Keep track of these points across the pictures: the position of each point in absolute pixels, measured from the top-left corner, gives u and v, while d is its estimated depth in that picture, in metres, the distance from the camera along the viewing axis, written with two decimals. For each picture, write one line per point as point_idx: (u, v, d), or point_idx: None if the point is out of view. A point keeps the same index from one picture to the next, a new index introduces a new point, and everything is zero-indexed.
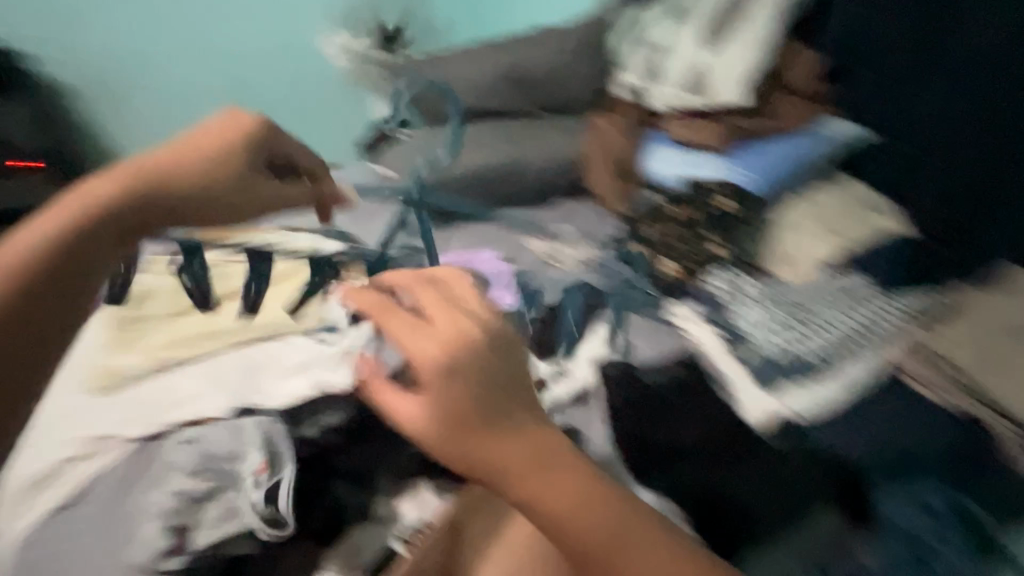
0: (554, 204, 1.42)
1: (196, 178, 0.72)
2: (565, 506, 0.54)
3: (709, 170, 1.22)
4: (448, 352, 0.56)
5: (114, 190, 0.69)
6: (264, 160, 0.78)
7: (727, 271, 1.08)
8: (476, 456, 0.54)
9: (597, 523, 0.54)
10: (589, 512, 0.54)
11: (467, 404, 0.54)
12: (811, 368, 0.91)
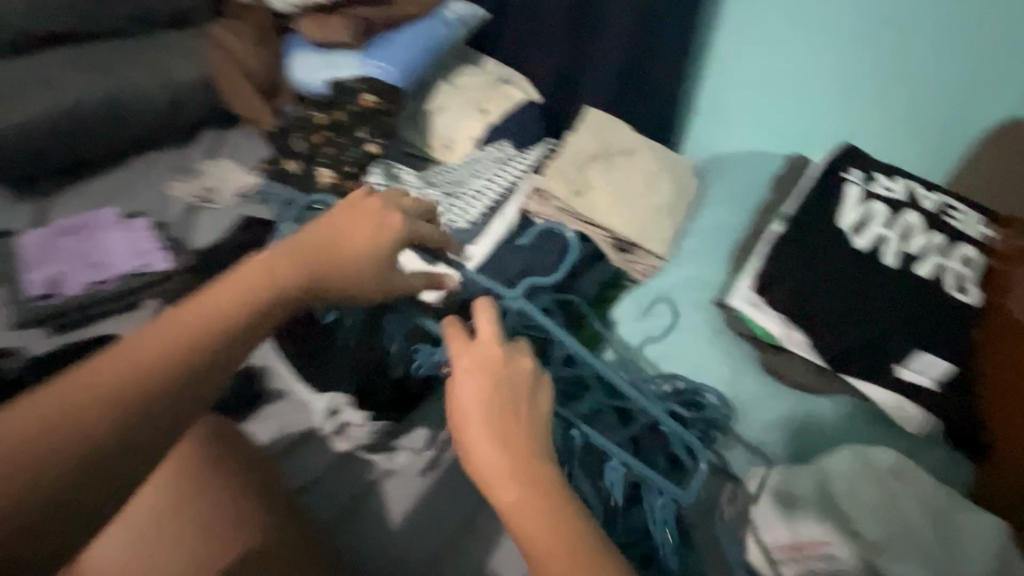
0: (201, 140, 1.25)
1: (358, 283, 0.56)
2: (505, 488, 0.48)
3: (347, 69, 1.18)
4: (499, 373, 0.54)
5: (131, 380, 0.39)
6: (380, 242, 0.58)
7: (382, 165, 1.09)
8: (473, 417, 0.51)
9: (514, 506, 0.47)
10: (512, 491, 0.47)
11: (473, 419, 0.51)
12: (465, 229, 0.95)
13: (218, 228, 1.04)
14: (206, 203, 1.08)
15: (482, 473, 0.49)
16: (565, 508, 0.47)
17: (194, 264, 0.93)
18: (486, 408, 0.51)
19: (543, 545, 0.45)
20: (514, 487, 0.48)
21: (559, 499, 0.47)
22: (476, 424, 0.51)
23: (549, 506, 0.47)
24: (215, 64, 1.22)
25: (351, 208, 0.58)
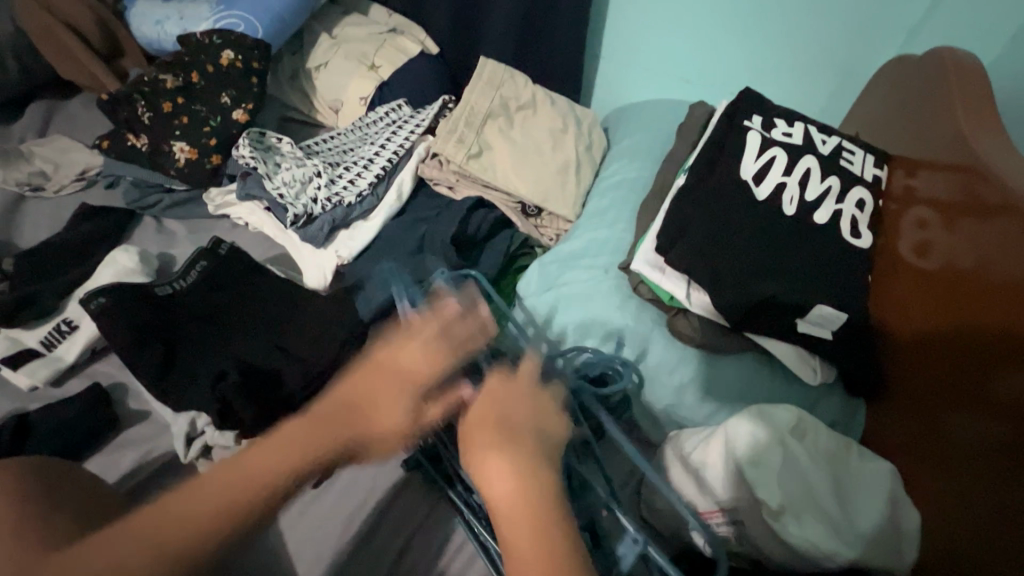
0: (29, 112, 1.05)
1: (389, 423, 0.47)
2: (502, 490, 0.42)
3: (201, 22, 0.99)
4: (518, 394, 0.48)
5: (188, 533, 0.40)
6: (417, 409, 0.48)
7: (250, 134, 0.91)
8: (479, 422, 0.47)
9: (512, 511, 0.42)
10: (507, 492, 0.42)
11: (484, 425, 0.46)
12: (355, 207, 0.85)
13: (55, 222, 0.88)
14: (35, 190, 0.91)
15: (484, 476, 0.44)
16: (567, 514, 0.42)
17: (18, 270, 0.77)
18: (503, 417, 0.47)
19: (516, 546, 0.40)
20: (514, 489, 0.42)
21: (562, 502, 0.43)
22: (483, 436, 0.45)
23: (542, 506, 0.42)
24: (24, 11, 1.00)
25: (394, 357, 0.50)
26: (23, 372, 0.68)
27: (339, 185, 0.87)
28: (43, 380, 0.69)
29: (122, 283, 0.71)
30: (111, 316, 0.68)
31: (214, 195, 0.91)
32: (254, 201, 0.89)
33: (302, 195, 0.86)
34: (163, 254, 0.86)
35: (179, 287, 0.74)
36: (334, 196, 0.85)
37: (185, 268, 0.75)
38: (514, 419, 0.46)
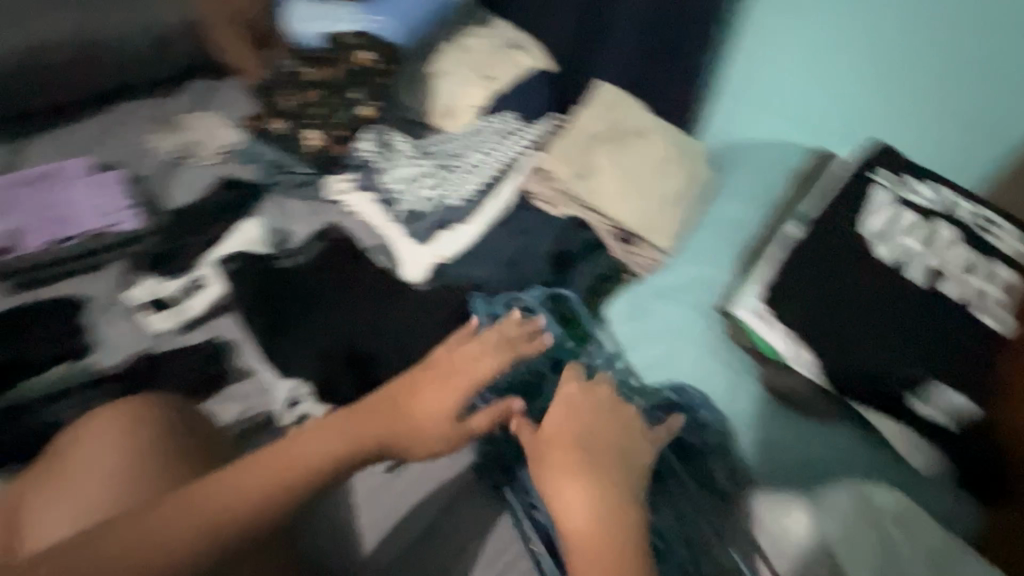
0: (186, 88, 1.17)
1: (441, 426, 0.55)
2: (571, 487, 0.51)
3: (345, 18, 1.09)
4: (601, 419, 0.57)
5: (251, 498, 0.45)
6: (466, 417, 0.56)
7: (377, 132, 1.02)
8: (548, 439, 0.55)
9: (579, 495, 0.50)
10: (573, 488, 0.50)
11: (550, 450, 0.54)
12: (457, 209, 0.91)
13: (196, 189, 0.95)
14: (185, 158, 1.00)
15: (551, 478, 0.52)
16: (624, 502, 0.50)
17: (168, 226, 0.87)
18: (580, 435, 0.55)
19: (581, 525, 0.48)
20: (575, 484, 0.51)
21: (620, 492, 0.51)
22: (565, 454, 0.53)
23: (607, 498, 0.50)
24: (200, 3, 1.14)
25: (461, 367, 0.58)
26: (159, 316, 0.77)
27: (445, 186, 0.93)
28: (173, 326, 0.77)
29: (251, 253, 0.79)
30: (242, 279, 0.77)
31: (332, 181, 0.96)
32: (366, 191, 0.94)
33: (411, 192, 0.92)
34: (283, 228, 0.91)
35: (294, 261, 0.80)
36: (440, 196, 0.92)
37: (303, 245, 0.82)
38: (597, 438, 0.55)
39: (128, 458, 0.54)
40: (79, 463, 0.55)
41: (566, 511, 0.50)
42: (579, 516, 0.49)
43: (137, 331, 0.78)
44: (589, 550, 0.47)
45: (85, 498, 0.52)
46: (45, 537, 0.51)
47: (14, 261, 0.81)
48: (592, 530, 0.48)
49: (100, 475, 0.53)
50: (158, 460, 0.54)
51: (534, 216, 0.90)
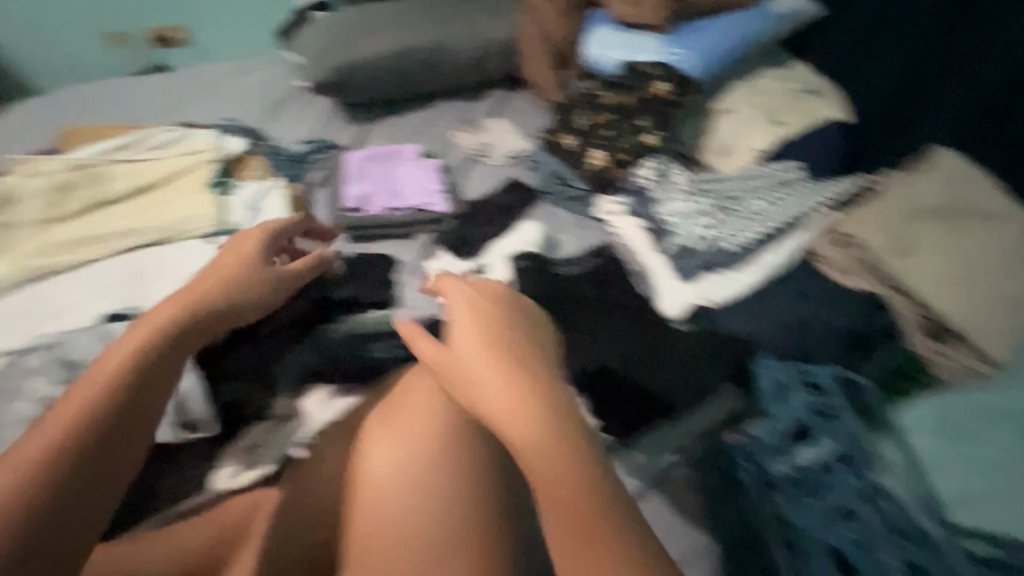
0: (488, 97, 1.32)
1: (500, 405, 0.51)
2: (546, 467, 0.47)
3: (645, 52, 1.15)
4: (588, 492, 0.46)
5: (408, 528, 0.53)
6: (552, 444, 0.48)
7: (658, 160, 1.01)
8: (493, 396, 0.52)
9: (560, 478, 0.46)
10: (551, 463, 0.47)
11: (489, 401, 0.52)
12: (731, 254, 0.85)
13: (491, 184, 1.09)
14: (482, 158, 1.14)
15: (522, 452, 0.48)
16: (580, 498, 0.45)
17: (465, 213, 0.96)
18: (546, 466, 0.47)
19: (565, 516, 0.45)
20: (553, 453, 0.47)
21: (574, 449, 0.48)
22: (573, 515, 0.45)
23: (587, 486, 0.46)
24: (525, 26, 1.28)
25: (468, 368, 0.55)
26: (449, 289, 0.84)
27: (722, 229, 0.89)
28: (454, 301, 0.83)
29: (536, 254, 0.84)
30: (528, 278, 0.80)
31: (603, 203, 1.00)
32: (636, 219, 0.94)
33: (687, 226, 0.90)
34: (552, 236, 0.97)
35: (571, 270, 0.82)
36: (714, 237, 0.87)
37: (580, 258, 0.84)
38: (560, 486, 0.46)
39: (137, 358, 0.53)
40: (155, 370, 0.53)
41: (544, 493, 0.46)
42: (559, 514, 0.45)
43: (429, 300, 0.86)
44: (576, 549, 0.44)
45: (159, 382, 0.53)
46: (79, 402, 0.49)
47: (343, 217, 0.93)
48: (565, 497, 0.45)
49: (153, 335, 0.55)
50: (176, 354, 0.56)
51: (818, 281, 0.82)
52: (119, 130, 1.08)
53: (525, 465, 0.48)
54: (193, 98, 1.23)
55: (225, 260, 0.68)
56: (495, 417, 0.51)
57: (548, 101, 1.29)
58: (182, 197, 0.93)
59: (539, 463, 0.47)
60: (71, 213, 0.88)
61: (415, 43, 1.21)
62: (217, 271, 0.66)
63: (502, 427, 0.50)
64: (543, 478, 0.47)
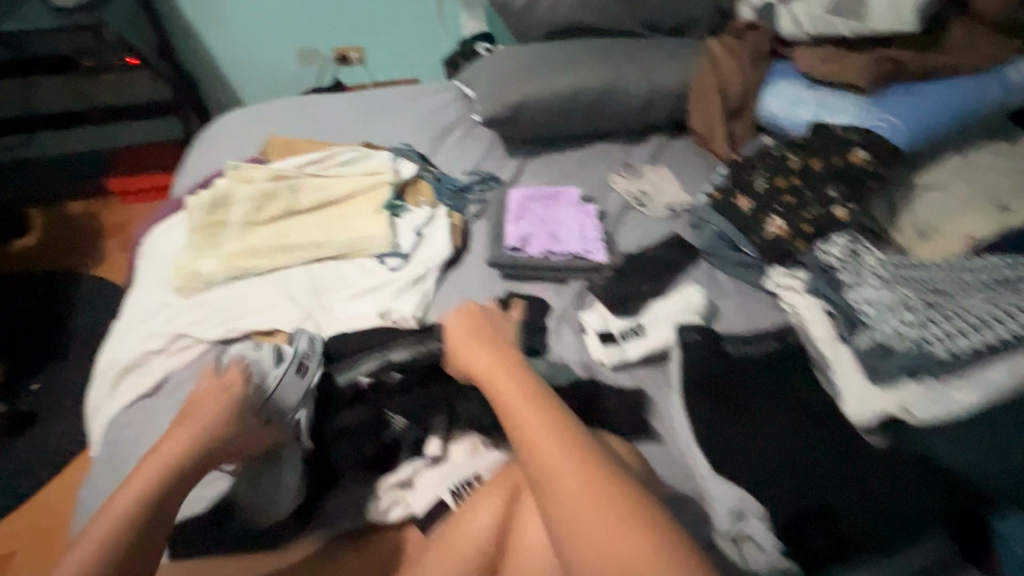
0: (648, 142, 1.28)
1: (544, 462, 0.53)
2: (577, 488, 0.51)
3: (841, 115, 1.05)
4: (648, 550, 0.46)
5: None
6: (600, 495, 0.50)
7: (845, 236, 0.91)
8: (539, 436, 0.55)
9: (623, 551, 0.47)
10: (587, 496, 0.50)
11: (539, 438, 0.55)
12: (941, 362, 0.72)
13: (646, 237, 1.04)
14: (639, 206, 1.10)
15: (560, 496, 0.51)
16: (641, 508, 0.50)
17: (623, 266, 0.93)
18: (603, 519, 0.49)
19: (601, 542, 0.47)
20: (595, 487, 0.51)
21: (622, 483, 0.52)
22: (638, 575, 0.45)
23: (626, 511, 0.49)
24: (701, 74, 1.23)
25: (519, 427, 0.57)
26: (604, 348, 0.80)
27: (929, 329, 0.76)
28: (611, 362, 0.79)
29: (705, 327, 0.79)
30: (696, 353, 0.75)
31: (777, 274, 0.92)
32: (818, 299, 0.85)
33: (886, 319, 0.78)
34: (713, 303, 0.91)
35: (746, 352, 0.76)
36: (920, 338, 0.75)
37: (757, 339, 0.78)
38: (621, 543, 0.47)
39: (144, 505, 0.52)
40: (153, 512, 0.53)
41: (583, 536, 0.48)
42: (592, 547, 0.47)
43: (579, 352, 0.82)
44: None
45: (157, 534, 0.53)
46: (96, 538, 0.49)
47: (504, 254, 0.93)
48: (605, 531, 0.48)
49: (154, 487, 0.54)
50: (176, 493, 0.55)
51: None
52: (310, 146, 1.19)
53: (583, 526, 0.49)
54: (371, 119, 1.32)
55: (209, 403, 0.62)
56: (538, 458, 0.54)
57: (716, 154, 1.22)
58: (359, 216, 0.99)
59: (597, 528, 0.48)
60: (268, 220, 0.98)
61: (586, 83, 1.20)
62: (202, 412, 0.61)
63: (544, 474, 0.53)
64: (604, 539, 0.48)
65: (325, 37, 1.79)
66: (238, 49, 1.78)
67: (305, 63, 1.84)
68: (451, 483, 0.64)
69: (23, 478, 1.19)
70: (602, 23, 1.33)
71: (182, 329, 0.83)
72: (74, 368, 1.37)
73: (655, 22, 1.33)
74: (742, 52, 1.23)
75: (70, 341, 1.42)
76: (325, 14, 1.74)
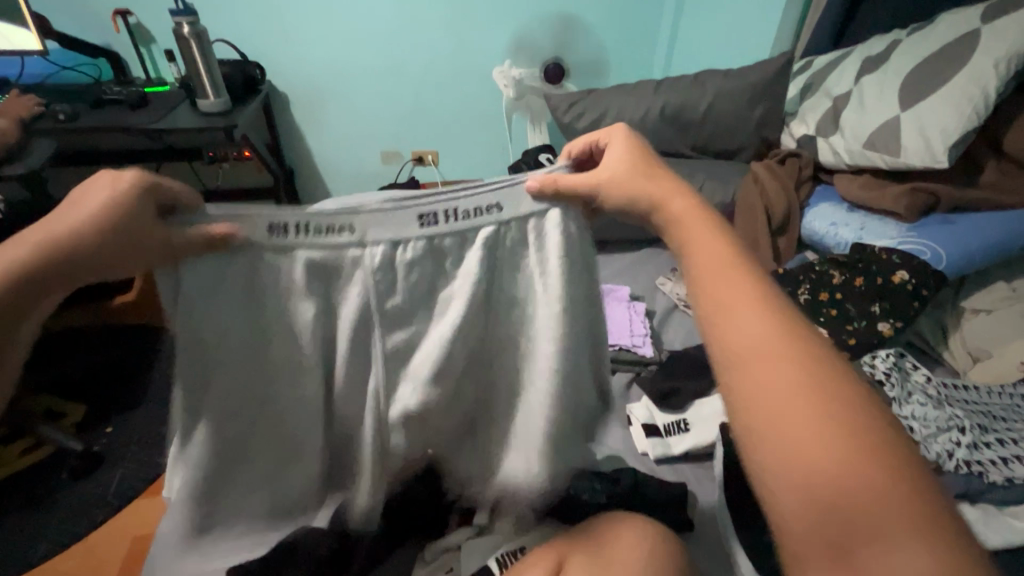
0: None
1: (737, 296, 0.42)
2: (790, 414, 0.35)
3: (881, 237, 1.10)
4: (817, 411, 0.35)
5: None
6: (776, 351, 0.38)
7: (890, 351, 0.93)
8: (741, 341, 0.40)
9: (810, 436, 0.34)
10: (782, 362, 0.37)
11: (723, 295, 0.42)
12: (997, 489, 0.74)
13: (691, 337, 1.09)
14: (685, 308, 1.16)
15: (753, 411, 0.37)
16: (900, 479, 0.32)
17: (669, 361, 0.98)
18: (793, 383, 0.36)
19: (806, 475, 0.33)
20: (825, 432, 0.34)
21: (875, 431, 0.34)
22: (805, 421, 0.34)
23: (827, 430, 0.34)
24: (744, 194, 1.34)
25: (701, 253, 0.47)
26: (648, 440, 0.83)
27: (985, 456, 0.77)
28: (654, 455, 0.82)
29: None
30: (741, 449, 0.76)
31: None
32: None
33: (936, 439, 0.79)
34: None
35: None
36: (977, 465, 0.76)
37: None
38: (795, 405, 0.35)
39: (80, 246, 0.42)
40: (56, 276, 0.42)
41: (771, 450, 0.35)
42: (798, 505, 0.33)
43: (623, 441, 0.85)
44: (817, 514, 0.32)
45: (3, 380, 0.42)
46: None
47: None
48: (824, 475, 0.33)
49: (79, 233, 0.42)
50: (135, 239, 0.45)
51: None
52: None
53: (739, 342, 0.40)
54: None
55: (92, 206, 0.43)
56: (733, 369, 0.39)
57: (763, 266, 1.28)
58: None
59: (760, 391, 0.37)
60: None
61: None
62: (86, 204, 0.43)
63: (720, 341, 0.41)
64: (778, 404, 0.36)
65: (411, 141, 2.07)
66: (335, 148, 2.05)
67: (389, 163, 2.10)
68: (495, 552, 0.65)
69: (97, 508, 1.19)
70: (655, 145, 1.49)
71: None
72: (157, 412, 1.39)
73: (702, 145, 1.50)
74: (785, 177, 1.34)
75: (149, 390, 1.44)
76: (413, 122, 2.02)
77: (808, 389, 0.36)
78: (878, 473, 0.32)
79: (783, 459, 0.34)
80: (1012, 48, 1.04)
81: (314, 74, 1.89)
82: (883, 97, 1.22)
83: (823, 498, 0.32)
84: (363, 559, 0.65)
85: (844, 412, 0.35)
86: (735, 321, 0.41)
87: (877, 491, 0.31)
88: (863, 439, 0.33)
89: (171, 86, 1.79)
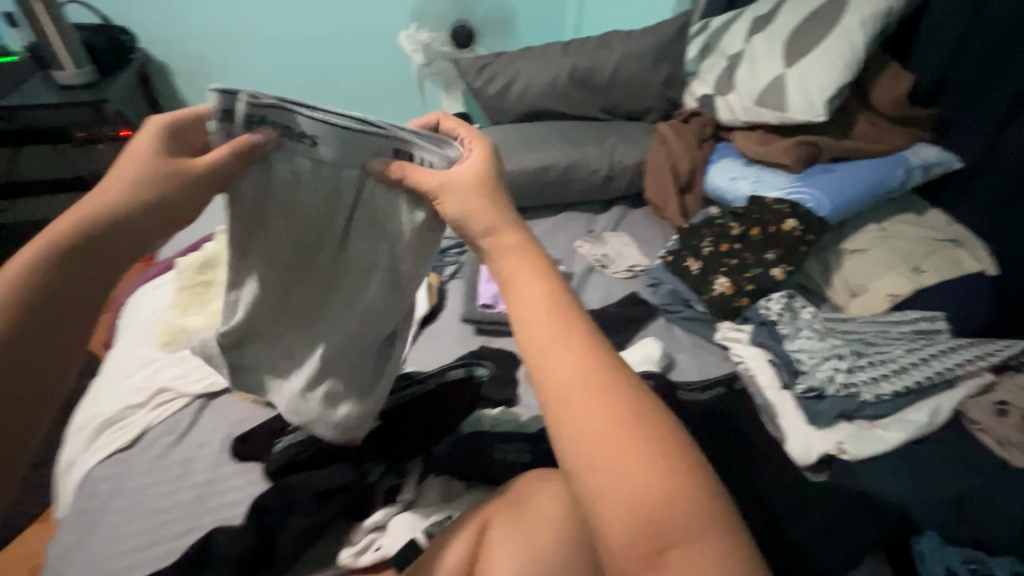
0: (610, 211, 1.41)
1: (549, 328, 0.40)
2: (610, 447, 0.35)
3: (773, 188, 1.18)
4: (632, 437, 0.35)
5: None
6: (592, 381, 0.37)
7: (782, 293, 1.01)
8: (558, 377, 0.38)
9: (629, 465, 0.34)
10: (597, 394, 0.37)
11: (539, 333, 0.39)
12: (869, 406, 0.84)
13: (608, 296, 1.13)
14: (601, 268, 1.20)
15: (580, 450, 0.35)
16: (702, 486, 0.34)
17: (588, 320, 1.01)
18: (608, 411, 0.36)
19: (630, 501, 0.33)
20: (640, 460, 0.34)
21: (682, 447, 0.36)
22: (624, 452, 0.34)
23: (643, 456, 0.34)
24: (652, 154, 1.38)
25: (517, 280, 0.43)
26: None
27: (860, 378, 0.87)
28: None
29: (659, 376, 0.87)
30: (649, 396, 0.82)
31: (726, 327, 1.01)
32: (761, 349, 0.95)
33: (820, 367, 0.88)
34: (670, 354, 1.00)
35: (697, 396, 0.88)
36: (853, 386, 0.86)
37: (706, 385, 0.90)
38: (611, 435, 0.35)
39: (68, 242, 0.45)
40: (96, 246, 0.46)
41: (597, 482, 0.34)
42: (625, 528, 0.33)
43: None
44: (642, 536, 0.33)
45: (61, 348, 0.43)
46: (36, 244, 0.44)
47: (479, 312, 1.01)
48: (643, 498, 0.33)
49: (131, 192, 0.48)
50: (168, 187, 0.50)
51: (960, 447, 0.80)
52: None
53: (557, 376, 0.38)
54: None
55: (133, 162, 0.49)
56: (555, 405, 0.37)
57: (672, 223, 1.34)
58: None
59: (583, 426, 0.36)
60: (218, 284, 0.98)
61: (553, 160, 1.34)
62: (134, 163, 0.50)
63: (540, 377, 0.38)
64: (598, 438, 0.35)
65: None
66: None
67: None
68: (423, 525, 0.65)
69: None
70: (566, 108, 1.50)
71: (164, 385, 0.85)
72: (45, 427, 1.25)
73: (612, 107, 1.52)
74: (688, 136, 1.39)
75: None
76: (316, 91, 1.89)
77: (622, 416, 0.36)
78: (684, 486, 0.34)
79: (607, 489, 0.34)
80: (873, 9, 1.14)
81: (196, 39, 1.70)
82: (770, 55, 1.30)
83: (646, 521, 0.33)
84: (285, 553, 0.63)
85: (652, 433, 0.35)
86: (552, 353, 0.39)
87: (688, 503, 0.33)
88: (670, 455, 0.35)
89: (18, 55, 1.55)
